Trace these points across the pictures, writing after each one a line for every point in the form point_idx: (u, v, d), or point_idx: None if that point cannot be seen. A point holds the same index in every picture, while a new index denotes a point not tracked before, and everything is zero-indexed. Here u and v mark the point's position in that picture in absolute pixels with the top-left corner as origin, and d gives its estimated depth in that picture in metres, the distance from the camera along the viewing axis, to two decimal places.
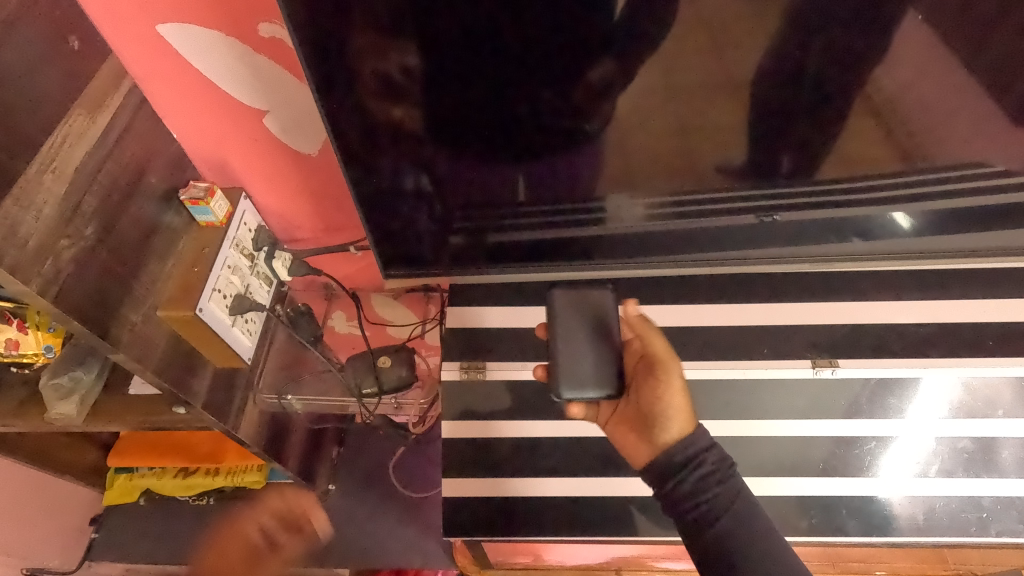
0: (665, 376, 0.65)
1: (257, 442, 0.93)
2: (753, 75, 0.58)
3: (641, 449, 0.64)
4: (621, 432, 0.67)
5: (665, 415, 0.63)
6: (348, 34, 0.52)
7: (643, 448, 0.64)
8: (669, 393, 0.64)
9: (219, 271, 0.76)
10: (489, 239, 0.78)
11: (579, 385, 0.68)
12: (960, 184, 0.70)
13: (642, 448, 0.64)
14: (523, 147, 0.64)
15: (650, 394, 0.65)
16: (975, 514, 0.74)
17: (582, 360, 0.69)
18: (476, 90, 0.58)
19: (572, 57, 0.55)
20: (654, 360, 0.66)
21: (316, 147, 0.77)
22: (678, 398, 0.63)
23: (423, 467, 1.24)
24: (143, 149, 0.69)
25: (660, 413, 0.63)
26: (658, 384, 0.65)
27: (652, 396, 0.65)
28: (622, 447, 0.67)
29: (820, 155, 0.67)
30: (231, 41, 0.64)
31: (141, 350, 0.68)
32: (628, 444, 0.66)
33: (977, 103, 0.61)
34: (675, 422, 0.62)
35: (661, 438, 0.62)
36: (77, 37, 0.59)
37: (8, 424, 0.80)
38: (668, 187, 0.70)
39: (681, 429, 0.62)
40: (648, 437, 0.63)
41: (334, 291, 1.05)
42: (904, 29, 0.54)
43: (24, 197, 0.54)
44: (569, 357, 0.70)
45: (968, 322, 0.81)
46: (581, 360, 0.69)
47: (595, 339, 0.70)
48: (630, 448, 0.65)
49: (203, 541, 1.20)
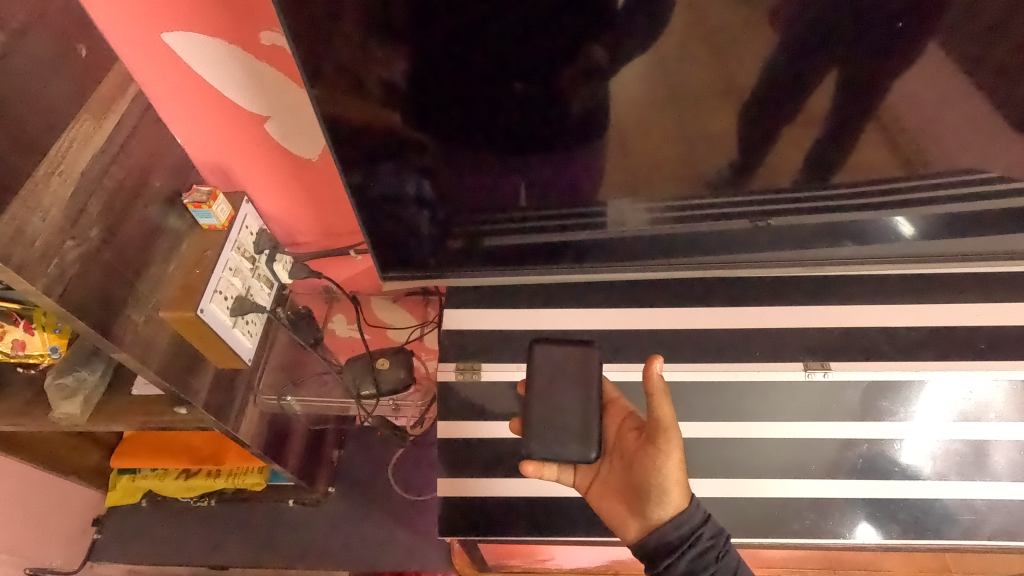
0: (666, 447, 0.62)
1: (258, 444, 0.94)
2: (741, 81, 0.59)
3: (631, 523, 0.66)
4: (608, 503, 0.68)
5: (663, 488, 0.63)
6: (344, 42, 0.54)
7: (634, 522, 0.66)
8: (666, 465, 0.62)
9: (220, 273, 0.77)
10: (485, 243, 0.80)
11: (556, 448, 0.69)
12: (950, 189, 0.71)
13: (633, 522, 0.66)
14: (517, 152, 0.66)
15: (644, 465, 0.64)
16: (967, 518, 0.75)
17: (564, 423, 0.70)
18: (470, 96, 0.59)
19: (563, 63, 0.56)
20: (660, 429, 0.62)
21: (316, 152, 0.79)
22: (676, 470, 0.62)
23: (423, 470, 1.25)
24: (148, 154, 0.71)
25: (656, 486, 0.63)
26: (657, 455, 0.63)
27: (648, 466, 0.63)
28: (609, 517, 0.68)
29: (810, 160, 0.68)
30: (233, 49, 0.66)
31: (143, 350, 0.70)
32: (616, 516, 0.68)
33: (964, 109, 0.61)
34: (671, 496, 0.63)
35: (655, 514, 0.64)
36: (85, 45, 0.61)
37: (14, 423, 0.82)
38: (660, 191, 0.72)
39: (676, 505, 0.63)
40: (639, 512, 0.65)
41: (334, 294, 1.06)
42: (887, 36, 0.55)
43: (31, 198, 0.55)
44: (549, 420, 0.70)
45: (960, 325, 0.81)
46: (562, 424, 0.70)
47: (578, 403, 0.70)
48: (619, 520, 0.67)
49: (204, 542, 1.21)
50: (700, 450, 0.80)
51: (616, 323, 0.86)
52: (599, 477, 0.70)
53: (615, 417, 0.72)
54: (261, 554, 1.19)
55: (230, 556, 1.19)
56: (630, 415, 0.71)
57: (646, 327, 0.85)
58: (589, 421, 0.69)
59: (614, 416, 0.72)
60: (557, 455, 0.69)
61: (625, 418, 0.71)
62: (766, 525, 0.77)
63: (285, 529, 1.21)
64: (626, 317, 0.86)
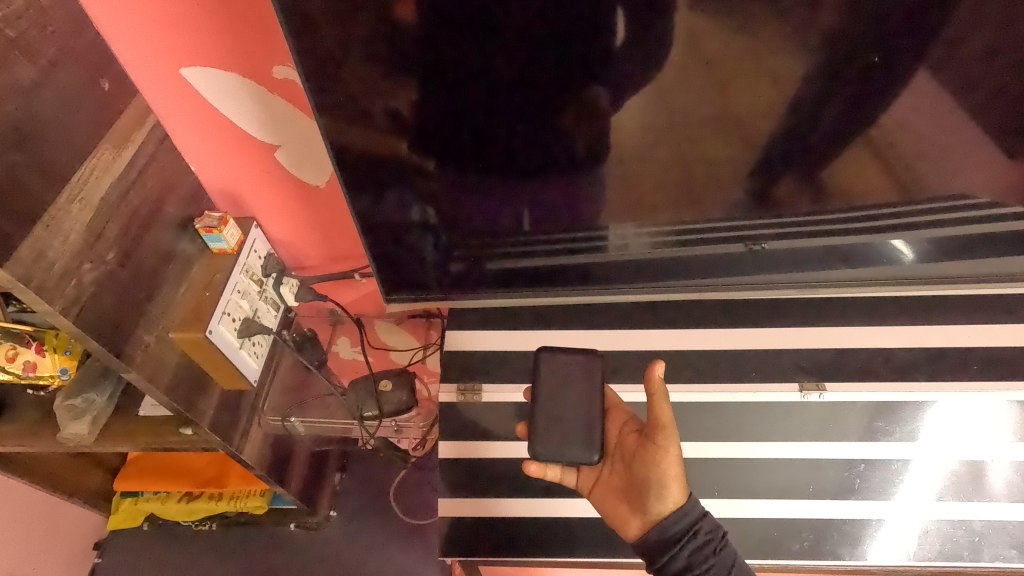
0: (664, 444, 0.63)
1: (261, 465, 0.95)
2: (731, 110, 0.61)
3: (632, 521, 0.66)
4: (611, 502, 0.69)
5: (662, 483, 0.63)
6: (353, 76, 0.57)
7: (635, 520, 0.66)
8: (665, 461, 0.63)
9: (229, 296, 0.79)
10: (486, 265, 0.82)
11: (563, 450, 0.69)
12: (938, 213, 0.73)
13: (634, 519, 0.66)
14: (516, 179, 0.68)
15: (643, 462, 0.65)
16: (967, 538, 0.76)
17: (569, 425, 0.70)
18: (471, 126, 0.62)
19: (559, 95, 0.59)
20: (660, 427, 0.63)
21: (324, 179, 0.82)
22: (674, 465, 0.63)
23: (425, 493, 1.25)
24: (163, 181, 0.74)
25: (655, 481, 0.64)
26: (657, 452, 0.64)
27: (647, 462, 0.64)
28: (611, 516, 0.68)
29: (799, 187, 0.70)
30: (247, 82, 0.69)
31: (152, 370, 0.71)
32: (618, 515, 0.68)
33: (945, 138, 0.64)
34: (671, 491, 0.64)
35: (655, 509, 0.64)
36: (107, 80, 0.65)
37: (22, 444, 0.83)
38: (655, 216, 0.74)
39: (676, 500, 0.64)
40: (640, 508, 0.65)
41: (339, 317, 1.09)
42: (866, 70, 0.58)
43: (53, 224, 0.58)
44: (554, 421, 0.70)
45: (953, 346, 0.83)
46: (567, 425, 0.70)
47: (582, 405, 0.71)
48: (620, 519, 0.67)
49: (204, 566, 1.20)
50: (700, 471, 0.81)
51: (615, 344, 0.88)
52: (602, 478, 0.71)
53: (615, 421, 0.73)
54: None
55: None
56: (630, 419, 0.72)
57: (644, 348, 0.87)
58: (591, 423, 0.70)
59: (615, 420, 0.73)
60: (563, 457, 0.69)
61: (625, 421, 0.72)
62: (765, 546, 0.77)
63: (284, 554, 1.20)
64: (625, 338, 0.88)
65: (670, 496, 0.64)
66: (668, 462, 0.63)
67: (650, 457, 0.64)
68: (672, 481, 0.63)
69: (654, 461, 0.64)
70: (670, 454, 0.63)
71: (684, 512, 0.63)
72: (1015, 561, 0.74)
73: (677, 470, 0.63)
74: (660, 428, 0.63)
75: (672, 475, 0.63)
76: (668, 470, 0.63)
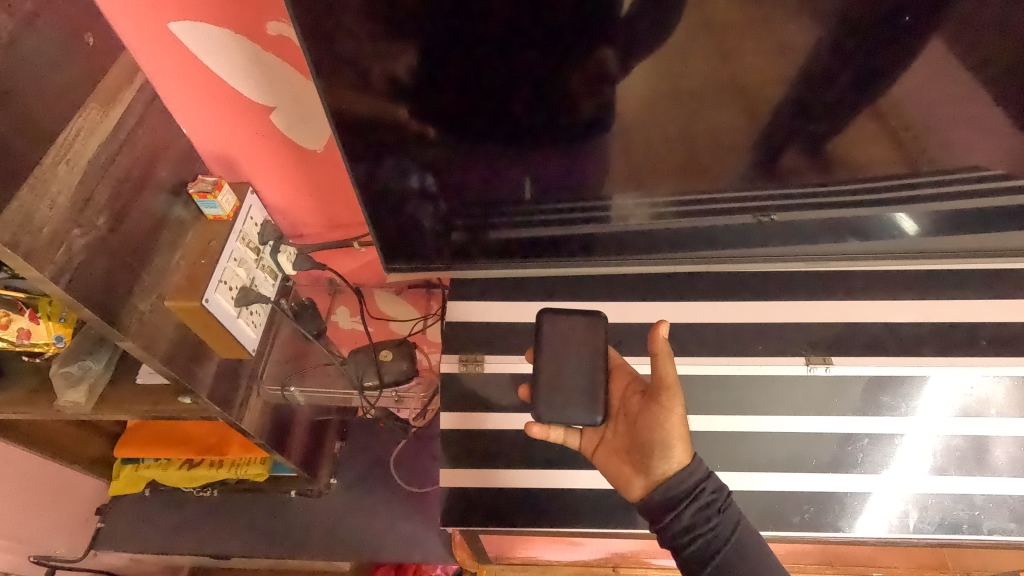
0: (669, 404, 0.64)
1: (262, 434, 0.95)
2: (746, 76, 0.58)
3: (635, 481, 0.66)
4: (614, 464, 0.69)
5: (665, 443, 0.64)
6: (349, 34, 0.54)
7: (637, 480, 0.66)
8: (671, 422, 0.63)
9: (226, 262, 0.77)
10: (488, 235, 0.80)
11: (566, 413, 0.68)
12: (953, 186, 0.71)
13: (636, 479, 0.66)
14: (520, 144, 0.65)
15: (647, 422, 0.65)
16: (967, 512, 0.76)
17: (570, 385, 0.70)
18: (474, 89, 0.59)
19: (567, 57, 0.56)
20: (662, 388, 0.63)
21: (320, 144, 0.79)
22: (678, 426, 0.64)
23: (425, 463, 1.26)
24: (155, 143, 0.71)
25: (659, 442, 0.64)
26: (661, 413, 0.64)
27: (651, 424, 0.65)
28: (615, 478, 0.68)
29: (812, 157, 0.68)
30: (240, 39, 0.66)
31: (149, 339, 0.70)
32: (620, 475, 0.68)
33: (964, 108, 0.61)
34: (675, 451, 0.63)
35: (659, 469, 0.64)
36: (92, 34, 0.62)
37: (20, 412, 0.82)
38: (663, 187, 0.72)
39: (680, 460, 0.64)
40: (643, 468, 0.65)
41: (338, 286, 1.07)
42: (893, 31, 0.54)
43: (39, 186, 0.56)
44: (558, 384, 0.70)
45: (960, 322, 0.82)
46: (569, 387, 0.70)
47: (585, 368, 0.70)
48: (623, 479, 0.67)
49: (207, 531, 1.22)
50: (705, 445, 0.80)
51: (619, 316, 0.87)
52: (604, 440, 0.71)
53: (619, 382, 0.72)
54: (264, 543, 1.20)
55: (232, 545, 1.20)
56: (634, 380, 0.72)
57: (648, 319, 0.86)
58: (593, 386, 0.69)
59: (618, 381, 0.73)
60: (565, 418, 0.69)
61: (628, 382, 0.72)
62: (765, 518, 0.77)
63: (286, 520, 1.22)
64: (629, 310, 0.87)
65: (672, 455, 0.63)
66: (673, 420, 0.63)
67: (654, 415, 0.65)
68: (676, 440, 0.63)
69: (660, 420, 0.64)
70: (676, 412, 0.64)
71: (688, 473, 0.62)
72: (1015, 534, 0.74)
73: (683, 429, 0.64)
74: (666, 388, 0.63)
75: (677, 433, 0.64)
76: (673, 428, 0.63)
